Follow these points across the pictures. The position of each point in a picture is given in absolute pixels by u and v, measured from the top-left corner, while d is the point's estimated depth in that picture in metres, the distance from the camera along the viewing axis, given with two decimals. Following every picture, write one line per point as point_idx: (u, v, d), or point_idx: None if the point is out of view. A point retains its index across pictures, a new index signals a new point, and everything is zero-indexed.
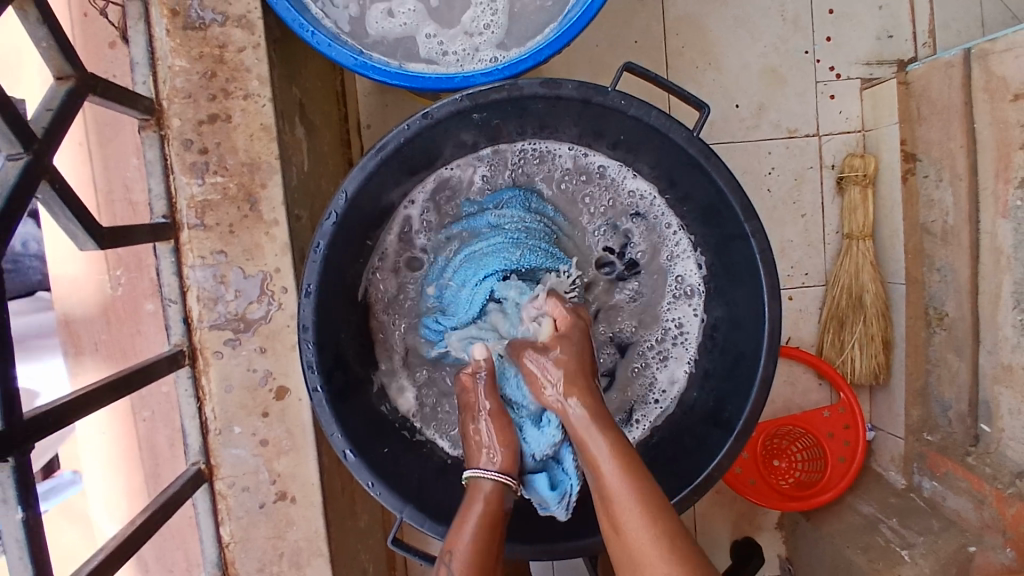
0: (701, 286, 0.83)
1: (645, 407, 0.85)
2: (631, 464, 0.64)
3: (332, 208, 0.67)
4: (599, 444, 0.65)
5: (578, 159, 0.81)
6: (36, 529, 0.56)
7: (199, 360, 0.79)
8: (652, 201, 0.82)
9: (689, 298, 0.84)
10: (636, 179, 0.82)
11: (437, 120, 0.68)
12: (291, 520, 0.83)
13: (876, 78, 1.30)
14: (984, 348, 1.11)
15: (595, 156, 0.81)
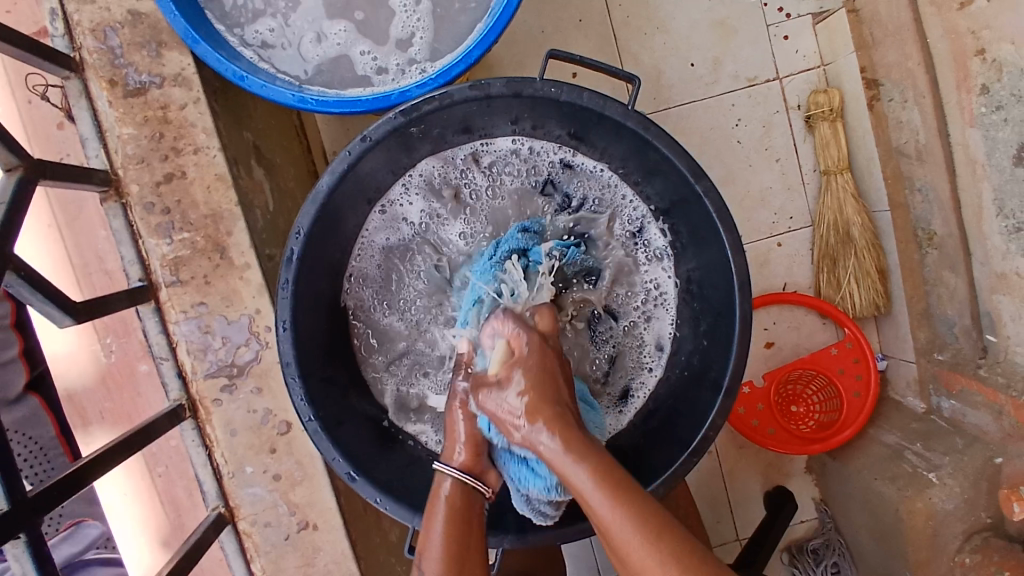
0: (669, 247, 0.84)
1: (641, 377, 0.86)
2: (615, 483, 0.56)
3: (291, 244, 0.69)
4: (579, 471, 0.57)
5: (520, 150, 0.83)
6: None
7: (200, 411, 0.82)
8: (600, 174, 0.84)
9: (660, 260, 0.85)
10: (578, 156, 0.83)
11: (377, 140, 0.70)
12: (317, 546, 0.85)
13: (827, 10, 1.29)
14: (976, 261, 1.08)
15: (535, 143, 0.82)
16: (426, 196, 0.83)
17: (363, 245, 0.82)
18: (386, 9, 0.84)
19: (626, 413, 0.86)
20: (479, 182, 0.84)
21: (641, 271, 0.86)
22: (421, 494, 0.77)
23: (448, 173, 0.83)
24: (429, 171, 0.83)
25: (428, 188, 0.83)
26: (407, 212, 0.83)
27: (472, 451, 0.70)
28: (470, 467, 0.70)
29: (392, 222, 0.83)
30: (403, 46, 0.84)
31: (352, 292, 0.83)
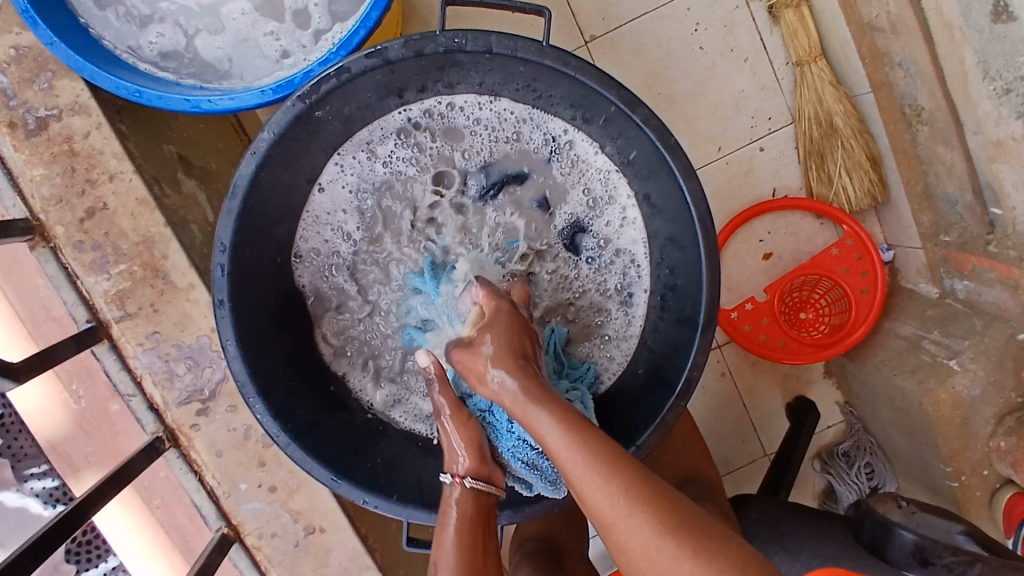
0: (614, 164, 0.78)
1: (633, 300, 0.81)
2: (586, 436, 0.52)
3: (217, 261, 0.66)
4: (548, 426, 0.53)
5: (434, 112, 0.77)
6: None
7: (181, 439, 0.81)
8: (521, 115, 0.78)
9: (609, 180, 0.79)
10: (496, 102, 0.77)
11: (282, 132, 0.65)
12: (328, 547, 0.85)
13: None
14: (970, 130, 1.00)
15: (445, 102, 0.77)
16: (357, 182, 0.79)
17: (306, 253, 0.79)
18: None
19: (628, 338, 0.82)
20: (408, 152, 0.79)
21: (599, 202, 0.80)
22: (412, 486, 0.74)
23: (368, 154, 0.79)
24: (354, 153, 0.78)
25: (354, 175, 0.79)
26: (344, 200, 0.80)
27: (475, 452, 0.66)
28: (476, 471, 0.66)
29: (332, 213, 0.80)
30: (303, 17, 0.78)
31: (308, 294, 0.80)
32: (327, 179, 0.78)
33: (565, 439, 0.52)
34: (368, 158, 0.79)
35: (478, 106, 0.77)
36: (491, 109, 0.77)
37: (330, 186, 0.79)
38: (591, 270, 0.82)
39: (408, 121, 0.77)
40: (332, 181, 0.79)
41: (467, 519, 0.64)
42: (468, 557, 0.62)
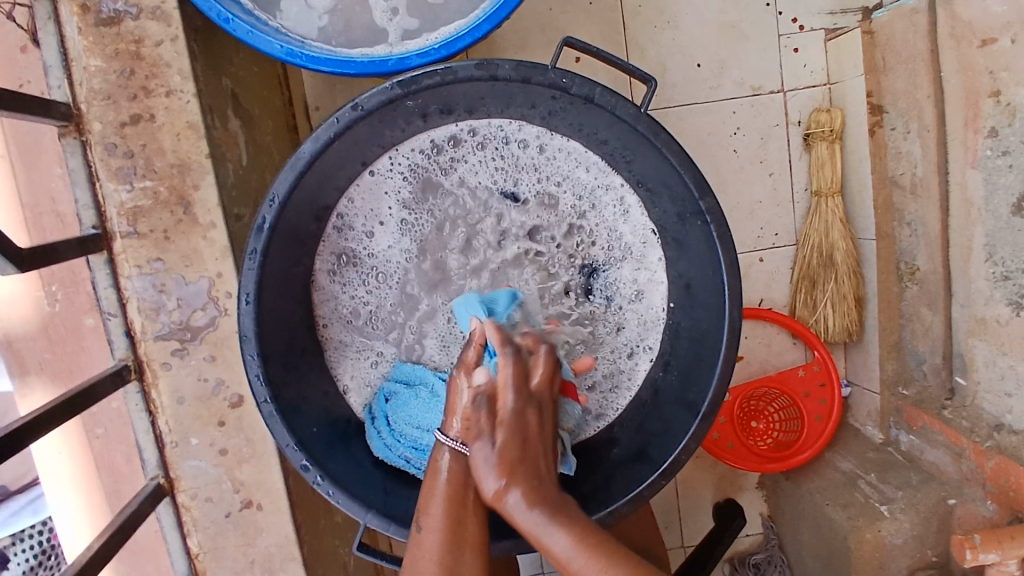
0: (654, 229, 0.80)
1: (633, 365, 0.82)
2: (597, 548, 0.53)
3: (264, 212, 0.64)
4: (556, 534, 0.54)
5: (496, 135, 0.78)
6: None
7: (146, 374, 0.77)
8: (576, 158, 0.79)
9: (644, 243, 0.81)
10: (560, 140, 0.79)
11: (369, 110, 0.65)
12: (259, 527, 0.81)
13: (840, 28, 1.26)
14: (958, 302, 1.09)
15: (511, 130, 0.78)
16: (402, 180, 0.78)
17: (332, 237, 0.78)
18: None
19: (618, 403, 0.83)
20: (464, 161, 0.79)
21: (630, 260, 0.81)
22: (377, 492, 0.73)
23: (420, 155, 0.78)
24: (408, 152, 0.78)
25: (402, 173, 0.78)
26: (389, 188, 0.78)
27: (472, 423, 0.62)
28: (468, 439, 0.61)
29: (373, 198, 0.78)
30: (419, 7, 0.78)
31: (320, 275, 0.79)
32: (375, 170, 0.78)
33: (571, 544, 0.53)
34: (420, 161, 0.78)
35: (542, 142, 0.79)
36: (550, 147, 0.79)
37: (375, 179, 0.78)
38: (604, 327, 0.82)
39: (467, 134, 0.78)
40: (378, 172, 0.78)
41: (462, 488, 0.60)
42: (455, 506, 0.59)
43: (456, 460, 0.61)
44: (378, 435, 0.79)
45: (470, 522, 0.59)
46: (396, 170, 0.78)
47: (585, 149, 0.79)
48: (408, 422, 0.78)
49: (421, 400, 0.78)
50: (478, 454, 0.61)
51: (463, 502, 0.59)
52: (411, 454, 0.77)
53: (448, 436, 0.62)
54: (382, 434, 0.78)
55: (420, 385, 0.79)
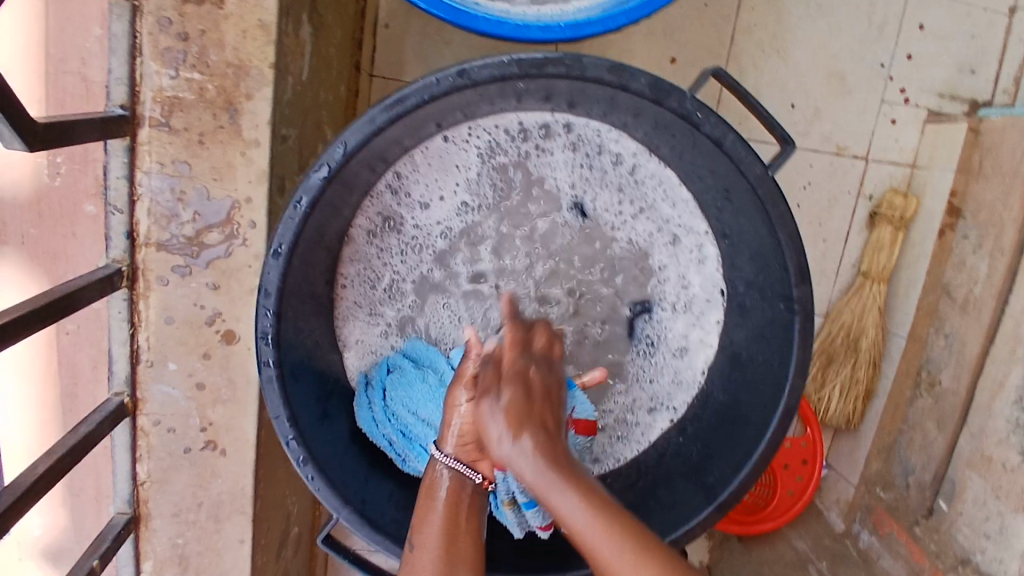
0: (722, 290, 0.72)
1: (651, 420, 0.76)
2: (605, 510, 0.50)
3: (326, 158, 0.57)
4: (565, 497, 0.50)
5: (590, 139, 0.69)
6: None
7: (139, 283, 0.69)
8: (667, 190, 0.71)
9: (707, 302, 0.73)
10: (657, 166, 0.70)
11: (475, 82, 0.57)
12: (216, 472, 0.76)
13: (944, 113, 1.20)
14: (968, 429, 1.06)
15: (608, 138, 0.69)
16: (474, 155, 0.69)
17: (381, 195, 0.69)
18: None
19: (624, 453, 0.77)
20: (546, 156, 0.70)
21: (685, 313, 0.74)
22: (359, 482, 0.68)
23: (502, 135, 0.69)
24: (490, 129, 0.68)
25: (477, 149, 0.69)
26: (456, 161, 0.69)
27: (470, 439, 0.62)
28: (465, 457, 0.62)
29: (435, 166, 0.69)
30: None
31: (355, 231, 0.70)
32: (450, 137, 0.68)
33: (580, 506, 0.50)
34: (500, 142, 0.69)
35: (637, 161, 0.70)
36: (643, 170, 0.70)
37: (446, 146, 0.68)
38: (635, 371, 0.76)
39: (559, 128, 0.69)
40: (451, 140, 0.68)
41: (458, 512, 0.59)
42: (449, 528, 0.58)
43: (454, 482, 0.61)
44: (367, 406, 0.71)
45: (461, 543, 0.58)
46: (472, 144, 0.69)
47: (680, 184, 0.70)
48: (404, 405, 0.71)
49: (427, 386, 0.71)
50: (475, 474, 0.62)
51: (455, 525, 0.59)
52: (396, 438, 0.71)
53: (445, 453, 0.62)
54: (372, 407, 0.71)
55: (429, 368, 0.72)
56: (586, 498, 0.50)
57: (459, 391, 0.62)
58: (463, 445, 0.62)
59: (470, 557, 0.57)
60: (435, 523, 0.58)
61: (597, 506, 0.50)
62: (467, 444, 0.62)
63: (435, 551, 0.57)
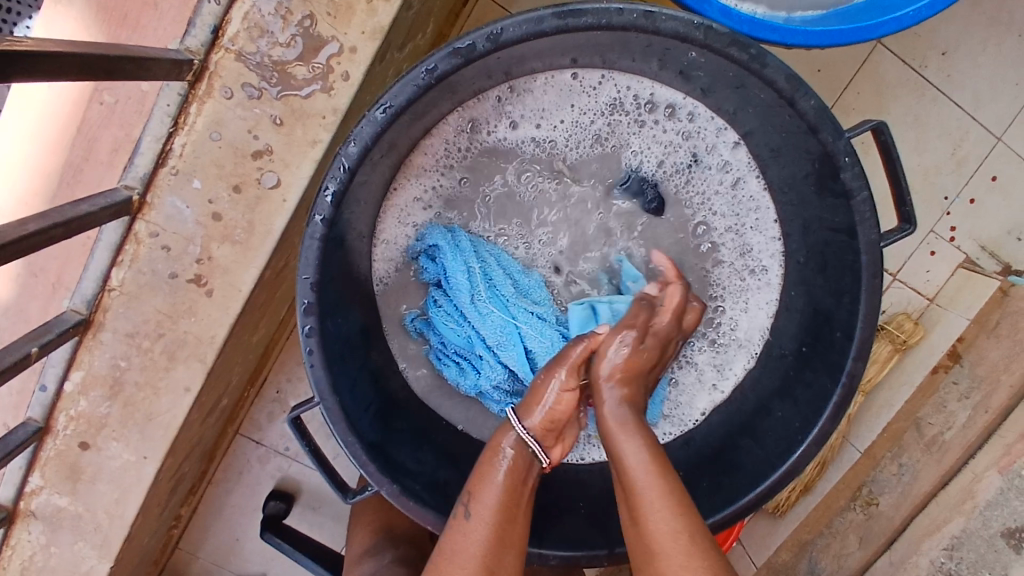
0: (762, 333, 0.73)
1: None
2: (665, 463, 0.55)
3: (476, 35, 0.51)
4: (635, 444, 0.56)
5: (708, 139, 0.67)
6: None
7: (202, 84, 0.62)
8: (757, 218, 0.70)
9: (742, 339, 0.73)
10: (759, 191, 0.69)
11: (655, 29, 0.53)
12: (191, 310, 0.70)
13: (979, 266, 1.12)
14: (889, 556, 1.13)
15: (724, 145, 0.67)
16: (590, 104, 0.66)
17: (485, 101, 0.65)
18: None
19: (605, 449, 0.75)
20: (663, 135, 0.67)
21: (716, 338, 0.74)
22: (349, 375, 0.63)
23: (625, 97, 0.66)
24: (619, 86, 0.65)
25: (597, 99, 0.66)
26: (576, 103, 0.66)
27: (548, 421, 0.60)
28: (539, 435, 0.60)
29: (554, 100, 0.66)
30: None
31: (443, 125, 0.65)
32: (579, 75, 0.65)
33: (646, 461, 0.55)
34: (621, 103, 0.66)
35: (743, 178, 0.69)
36: (745, 189, 0.69)
37: (569, 82, 0.65)
38: None
39: (684, 115, 0.67)
40: (578, 79, 0.65)
41: (517, 488, 0.57)
42: (507, 508, 0.56)
43: (519, 452, 0.59)
44: (451, 239, 0.67)
45: (516, 523, 0.56)
46: (593, 92, 0.66)
47: (773, 221, 0.69)
48: (497, 261, 0.68)
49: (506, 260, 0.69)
50: (544, 455, 0.60)
51: (511, 510, 0.56)
52: (477, 273, 0.67)
53: (523, 422, 0.60)
54: (455, 237, 0.67)
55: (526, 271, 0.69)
56: (652, 450, 0.56)
57: (555, 371, 0.60)
58: (541, 421, 0.60)
59: (520, 538, 0.56)
60: (494, 491, 0.57)
61: (657, 460, 0.56)
62: (548, 424, 0.60)
63: (490, 524, 0.55)
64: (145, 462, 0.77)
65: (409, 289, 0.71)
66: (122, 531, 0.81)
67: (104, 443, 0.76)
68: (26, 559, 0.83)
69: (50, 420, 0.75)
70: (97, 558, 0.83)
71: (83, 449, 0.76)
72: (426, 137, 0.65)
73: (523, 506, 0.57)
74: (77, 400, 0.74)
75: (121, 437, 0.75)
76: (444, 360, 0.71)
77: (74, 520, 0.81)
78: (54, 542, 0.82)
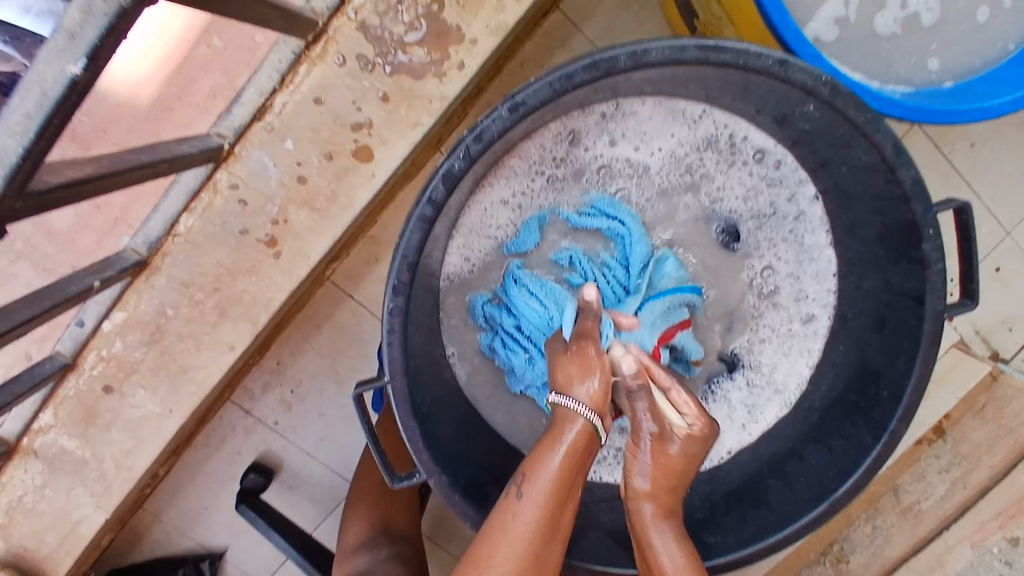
0: (802, 384, 0.75)
1: None
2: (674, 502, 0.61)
3: (620, 50, 0.52)
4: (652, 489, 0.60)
5: (790, 188, 0.70)
6: (74, 104, 0.35)
7: (317, 47, 0.62)
8: (818, 272, 0.73)
9: (783, 385, 0.75)
10: (826, 247, 0.72)
11: (784, 77, 0.55)
12: (254, 269, 0.68)
13: (970, 348, 1.14)
14: None
15: (803, 197, 0.70)
16: (687, 135, 0.69)
17: (591, 114, 0.66)
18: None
19: None
20: (749, 175, 0.70)
21: (758, 380, 0.76)
22: (414, 356, 0.62)
23: (721, 135, 0.68)
24: (718, 123, 0.68)
25: (694, 132, 0.68)
26: (674, 132, 0.68)
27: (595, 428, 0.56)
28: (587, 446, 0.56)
29: (652, 126, 0.68)
30: (848, 25, 0.70)
31: (545, 129, 0.66)
32: (684, 107, 0.67)
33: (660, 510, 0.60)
34: (716, 138, 0.69)
35: (815, 231, 0.72)
36: (814, 243, 0.72)
37: (672, 112, 0.67)
38: None
39: (771, 162, 0.69)
40: (680, 110, 0.67)
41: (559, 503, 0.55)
42: (549, 524, 0.55)
43: (568, 462, 0.55)
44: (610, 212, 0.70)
45: (557, 537, 0.56)
46: (692, 123, 0.68)
47: (832, 274, 0.72)
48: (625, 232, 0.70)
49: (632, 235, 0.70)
50: (594, 461, 0.58)
51: (549, 531, 0.55)
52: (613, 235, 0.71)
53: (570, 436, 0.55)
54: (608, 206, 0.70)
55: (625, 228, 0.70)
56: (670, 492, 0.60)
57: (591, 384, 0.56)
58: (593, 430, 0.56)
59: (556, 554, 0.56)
60: (548, 475, 0.55)
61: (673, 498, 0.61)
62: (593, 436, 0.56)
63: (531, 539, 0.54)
64: (169, 416, 0.74)
65: (472, 283, 0.71)
66: (127, 484, 0.78)
67: (130, 390, 0.73)
68: (14, 499, 0.79)
69: (78, 357, 0.72)
70: (93, 507, 0.80)
71: (106, 392, 0.74)
72: (528, 139, 0.66)
73: (559, 527, 0.56)
74: (112, 340, 0.71)
75: (150, 386, 0.73)
76: (511, 347, 0.71)
77: (75, 464, 0.77)
78: (51, 483, 0.78)
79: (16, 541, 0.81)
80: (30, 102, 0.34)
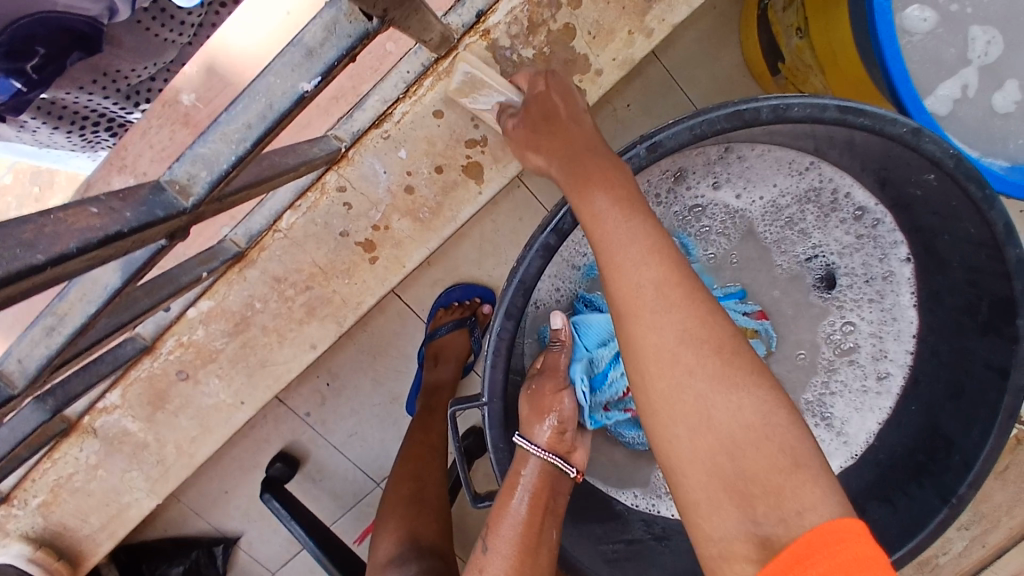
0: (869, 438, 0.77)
1: None
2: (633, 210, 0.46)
3: (763, 102, 0.52)
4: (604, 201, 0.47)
5: (880, 246, 0.72)
6: (293, 112, 0.41)
7: (446, 62, 0.63)
8: (895, 330, 0.75)
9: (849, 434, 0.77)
10: (908, 308, 0.73)
11: (913, 146, 0.55)
12: (347, 272, 0.69)
13: None
14: None
15: (892, 258, 0.72)
16: (789, 186, 0.70)
17: (704, 159, 0.67)
18: (1009, 70, 0.71)
19: None
20: (845, 230, 0.72)
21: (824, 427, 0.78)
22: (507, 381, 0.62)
23: (824, 190, 0.70)
24: (822, 179, 0.69)
25: (796, 184, 0.70)
26: (778, 181, 0.70)
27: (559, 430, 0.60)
28: (554, 446, 0.60)
29: (756, 174, 0.69)
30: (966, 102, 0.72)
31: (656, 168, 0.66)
32: (793, 161, 0.68)
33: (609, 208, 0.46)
34: (819, 192, 0.70)
35: (899, 291, 0.73)
36: (896, 302, 0.74)
37: (779, 163, 0.68)
38: None
39: (867, 220, 0.71)
40: (789, 163, 0.68)
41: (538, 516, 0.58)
42: (529, 535, 0.58)
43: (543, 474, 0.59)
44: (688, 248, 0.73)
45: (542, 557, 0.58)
46: (798, 176, 0.69)
47: (912, 336, 0.74)
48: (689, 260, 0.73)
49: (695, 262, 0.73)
50: (570, 466, 0.61)
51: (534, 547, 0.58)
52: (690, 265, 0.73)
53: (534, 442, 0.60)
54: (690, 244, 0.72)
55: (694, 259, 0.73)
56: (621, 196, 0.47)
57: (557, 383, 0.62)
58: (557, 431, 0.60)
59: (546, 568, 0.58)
60: (513, 525, 0.58)
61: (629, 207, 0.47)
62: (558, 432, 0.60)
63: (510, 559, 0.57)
64: (239, 408, 0.74)
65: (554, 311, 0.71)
66: (186, 470, 0.78)
67: (205, 378, 0.73)
68: (63, 477, 0.77)
69: (158, 341, 0.71)
70: (146, 492, 0.79)
71: (179, 379, 0.73)
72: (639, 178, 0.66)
73: (545, 547, 0.58)
74: (194, 327, 0.70)
75: (224, 376, 0.73)
76: None
77: (135, 447, 0.76)
78: (106, 464, 0.77)
79: (55, 520, 0.79)
80: (256, 111, 0.40)
